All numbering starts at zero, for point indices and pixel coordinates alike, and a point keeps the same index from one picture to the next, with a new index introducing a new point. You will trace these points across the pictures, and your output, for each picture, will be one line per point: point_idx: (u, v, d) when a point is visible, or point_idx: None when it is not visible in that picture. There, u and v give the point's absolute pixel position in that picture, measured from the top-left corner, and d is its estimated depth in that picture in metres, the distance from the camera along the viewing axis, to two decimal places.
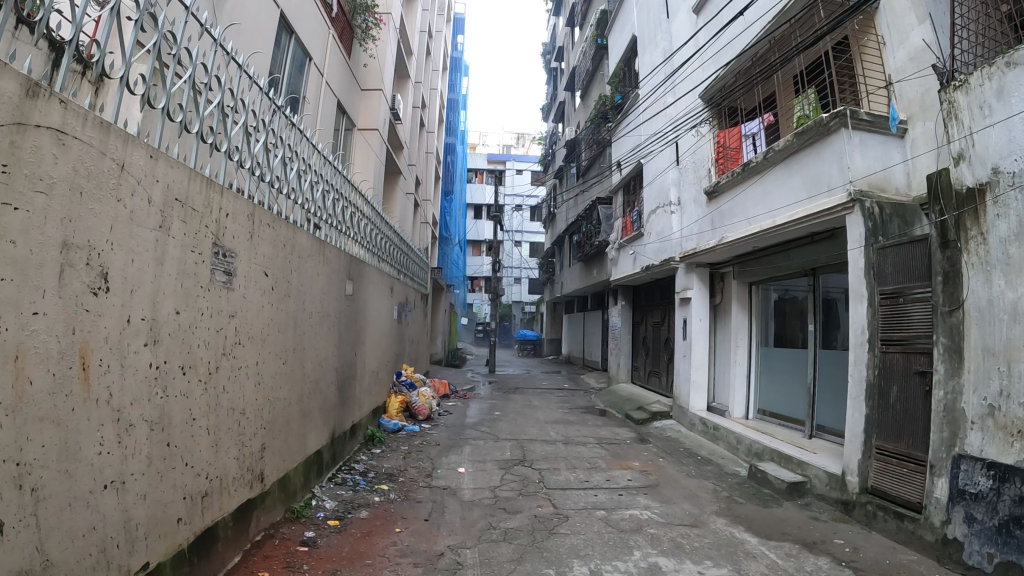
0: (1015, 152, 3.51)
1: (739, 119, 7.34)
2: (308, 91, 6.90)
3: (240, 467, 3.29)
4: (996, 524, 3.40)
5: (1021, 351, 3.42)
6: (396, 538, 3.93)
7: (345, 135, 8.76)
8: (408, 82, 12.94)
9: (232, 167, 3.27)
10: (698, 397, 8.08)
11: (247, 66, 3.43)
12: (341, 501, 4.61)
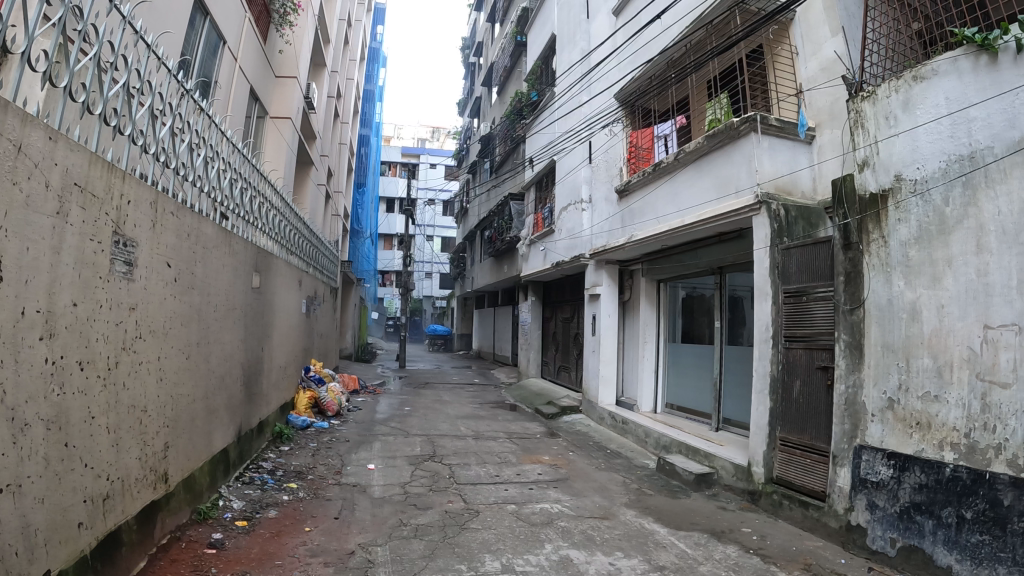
0: (918, 161, 3.75)
1: (652, 120, 7.51)
2: (221, 75, 6.63)
3: (142, 467, 3.12)
4: (897, 511, 3.64)
5: (919, 348, 3.65)
6: (306, 538, 3.83)
7: (256, 123, 8.47)
8: (324, 71, 12.61)
9: (136, 151, 3.11)
10: (608, 392, 8.26)
11: (155, 46, 3.26)
12: (248, 501, 4.46)
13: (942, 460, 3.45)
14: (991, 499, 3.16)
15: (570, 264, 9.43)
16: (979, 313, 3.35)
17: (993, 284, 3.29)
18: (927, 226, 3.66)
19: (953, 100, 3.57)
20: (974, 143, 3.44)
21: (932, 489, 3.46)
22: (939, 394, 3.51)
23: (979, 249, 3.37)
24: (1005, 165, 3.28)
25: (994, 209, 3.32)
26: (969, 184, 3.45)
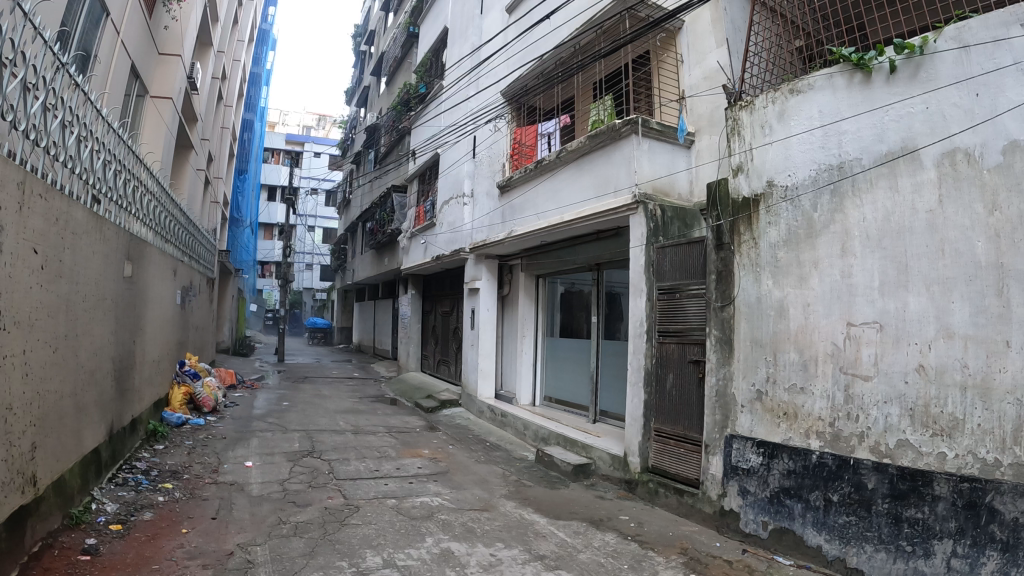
0: (789, 168, 3.99)
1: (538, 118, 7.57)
2: (101, 49, 6.13)
3: (8, 470, 2.87)
4: (768, 495, 3.87)
5: (786, 344, 3.90)
6: (183, 540, 3.65)
7: (135, 101, 7.93)
8: (211, 51, 11.98)
9: (4, 127, 2.87)
10: (486, 385, 8.39)
11: (30, 13, 3.04)
12: (122, 503, 4.19)
13: (808, 447, 3.71)
14: (856, 482, 3.44)
15: (449, 257, 9.42)
16: (843, 311, 3.62)
17: (856, 284, 3.57)
18: (795, 229, 3.91)
19: (826, 113, 3.82)
20: (843, 155, 3.70)
21: (800, 474, 3.71)
22: (805, 385, 3.77)
23: (844, 252, 3.64)
24: (872, 175, 3.56)
25: (859, 216, 3.60)
26: (837, 193, 3.71)
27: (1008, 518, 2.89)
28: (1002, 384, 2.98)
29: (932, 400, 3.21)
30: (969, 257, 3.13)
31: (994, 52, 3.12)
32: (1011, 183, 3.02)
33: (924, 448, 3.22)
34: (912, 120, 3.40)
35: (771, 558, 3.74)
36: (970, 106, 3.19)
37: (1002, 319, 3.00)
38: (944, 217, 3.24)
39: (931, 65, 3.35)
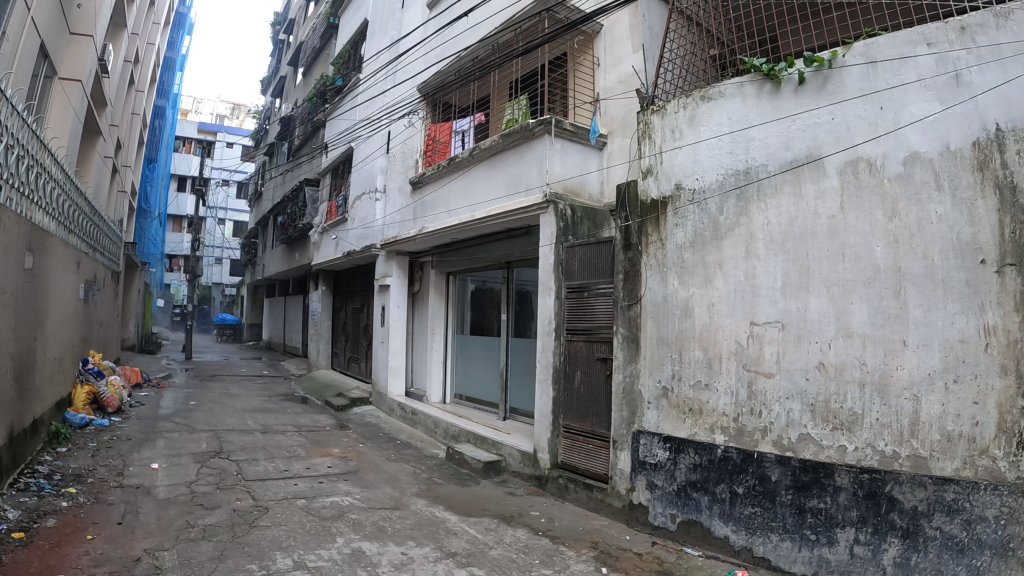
0: (697, 172, 4.12)
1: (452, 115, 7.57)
2: (10, 25, 5.68)
3: None
4: (675, 489, 3.99)
5: (690, 342, 4.03)
6: (88, 546, 3.47)
7: (42, 83, 7.47)
8: (124, 32, 11.41)
9: None
10: (396, 383, 8.31)
11: None
12: (24, 509, 3.95)
13: (713, 442, 3.84)
14: (760, 475, 3.58)
15: (360, 253, 9.27)
16: (746, 311, 3.77)
17: (760, 285, 3.72)
18: (701, 231, 4.04)
19: (734, 120, 3.94)
20: (750, 161, 3.84)
21: (705, 468, 3.84)
22: (709, 382, 3.90)
23: (748, 254, 3.79)
24: (777, 181, 3.71)
25: (763, 220, 3.75)
26: (743, 197, 3.85)
27: (907, 506, 3.08)
28: (899, 380, 3.17)
29: (832, 396, 3.38)
30: (868, 261, 3.32)
31: (899, 68, 3.31)
32: (909, 192, 3.22)
33: (825, 442, 3.39)
34: (818, 130, 3.56)
35: (680, 549, 3.84)
36: (873, 118, 3.37)
37: (898, 319, 3.20)
38: (845, 222, 3.41)
39: (838, 78, 3.51)
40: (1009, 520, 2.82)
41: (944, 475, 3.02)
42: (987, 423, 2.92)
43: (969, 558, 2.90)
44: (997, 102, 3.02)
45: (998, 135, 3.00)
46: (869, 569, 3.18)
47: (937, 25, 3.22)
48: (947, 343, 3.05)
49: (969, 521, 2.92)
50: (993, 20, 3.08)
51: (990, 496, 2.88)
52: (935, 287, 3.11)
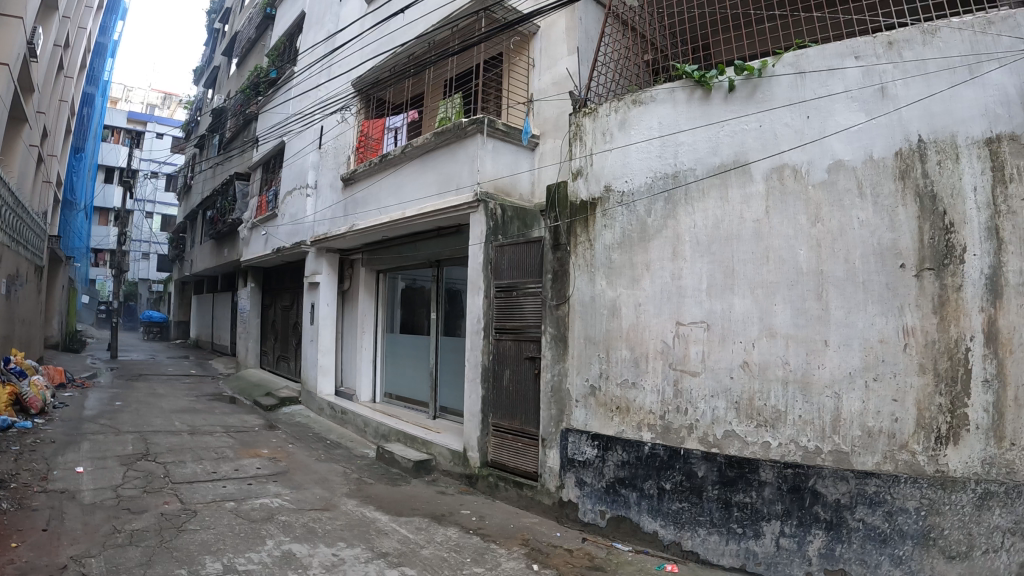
0: (626, 175, 4.19)
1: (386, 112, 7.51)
2: None
3: None
4: (604, 485, 4.05)
5: (617, 341, 4.10)
6: (10, 555, 3.31)
7: None
8: (54, 15, 10.93)
9: None
10: (326, 382, 8.19)
11: None
12: None
13: (640, 439, 3.92)
14: (686, 471, 3.67)
15: (291, 249, 9.08)
16: (672, 311, 3.86)
17: (686, 287, 3.82)
18: (628, 233, 4.12)
19: (665, 125, 4.02)
20: (679, 165, 3.93)
21: (632, 464, 3.92)
22: (637, 380, 3.99)
23: (675, 256, 3.88)
24: (704, 185, 3.80)
25: (690, 223, 3.84)
26: (671, 200, 3.94)
27: (830, 499, 3.22)
28: (821, 379, 3.31)
29: (756, 394, 3.50)
30: (792, 264, 3.44)
31: (827, 79, 3.44)
32: (833, 198, 3.35)
33: (750, 438, 3.51)
34: (745, 136, 3.67)
35: (610, 545, 3.91)
36: (800, 127, 3.50)
37: (820, 320, 3.34)
38: (770, 225, 3.53)
39: (767, 87, 3.63)
40: (928, 511, 3.01)
41: (865, 469, 3.18)
42: (905, 420, 3.10)
43: (892, 548, 3.07)
44: (920, 114, 3.18)
45: (919, 146, 3.17)
46: (794, 560, 3.30)
47: (866, 39, 3.36)
48: (867, 343, 3.20)
49: (891, 512, 3.08)
50: (919, 36, 3.23)
51: (909, 489, 3.05)
52: (856, 289, 3.25)
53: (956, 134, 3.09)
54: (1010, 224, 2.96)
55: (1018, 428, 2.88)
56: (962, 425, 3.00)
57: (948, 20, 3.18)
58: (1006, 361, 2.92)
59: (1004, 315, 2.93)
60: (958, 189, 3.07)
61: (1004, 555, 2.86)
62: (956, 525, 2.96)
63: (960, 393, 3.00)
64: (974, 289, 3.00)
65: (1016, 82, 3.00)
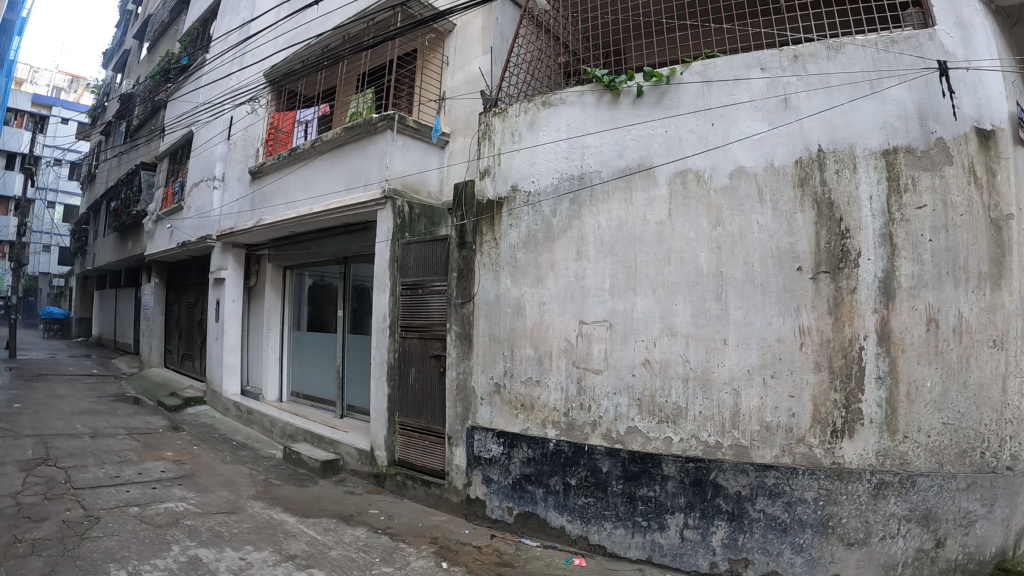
0: (533, 175, 4.21)
1: (296, 104, 7.35)
2: None
3: None
4: (510, 482, 4.09)
5: (521, 339, 4.15)
6: None
7: None
8: None
9: None
10: (231, 381, 7.92)
11: None
12: None
13: (545, 436, 3.98)
14: (591, 467, 3.76)
15: (196, 244, 8.73)
16: (575, 310, 3.94)
17: (589, 286, 3.89)
18: (533, 232, 4.16)
19: (573, 127, 4.07)
20: (585, 166, 3.99)
21: (538, 461, 3.97)
22: (541, 378, 4.04)
23: (578, 256, 3.95)
24: (609, 187, 3.88)
25: (595, 223, 3.92)
26: (576, 201, 4.00)
27: (731, 491, 3.36)
28: (720, 376, 3.45)
29: (657, 391, 3.61)
30: (692, 265, 3.57)
31: (733, 89, 3.58)
32: (734, 204, 3.50)
33: (652, 434, 3.62)
34: (651, 141, 3.77)
35: (519, 541, 3.95)
36: (704, 133, 3.62)
37: (719, 320, 3.48)
38: (672, 228, 3.65)
39: (675, 94, 3.73)
40: (826, 501, 3.18)
41: (764, 462, 3.32)
42: (802, 415, 3.27)
43: (792, 537, 3.23)
44: (821, 126, 3.36)
45: (819, 155, 3.34)
46: (698, 551, 3.42)
47: (773, 52, 3.51)
48: (765, 342, 3.36)
49: (790, 503, 3.24)
50: (824, 52, 3.41)
51: (807, 480, 3.21)
52: (755, 290, 3.40)
53: (856, 145, 3.28)
54: (904, 231, 3.18)
55: (911, 422, 3.14)
56: (857, 419, 3.19)
57: (852, 38, 3.39)
58: (899, 359, 3.16)
59: (895, 316, 3.16)
60: (855, 198, 3.26)
61: (900, 540, 3.11)
62: (854, 513, 3.15)
63: (854, 390, 3.20)
64: (868, 291, 3.20)
65: (915, 98, 3.24)
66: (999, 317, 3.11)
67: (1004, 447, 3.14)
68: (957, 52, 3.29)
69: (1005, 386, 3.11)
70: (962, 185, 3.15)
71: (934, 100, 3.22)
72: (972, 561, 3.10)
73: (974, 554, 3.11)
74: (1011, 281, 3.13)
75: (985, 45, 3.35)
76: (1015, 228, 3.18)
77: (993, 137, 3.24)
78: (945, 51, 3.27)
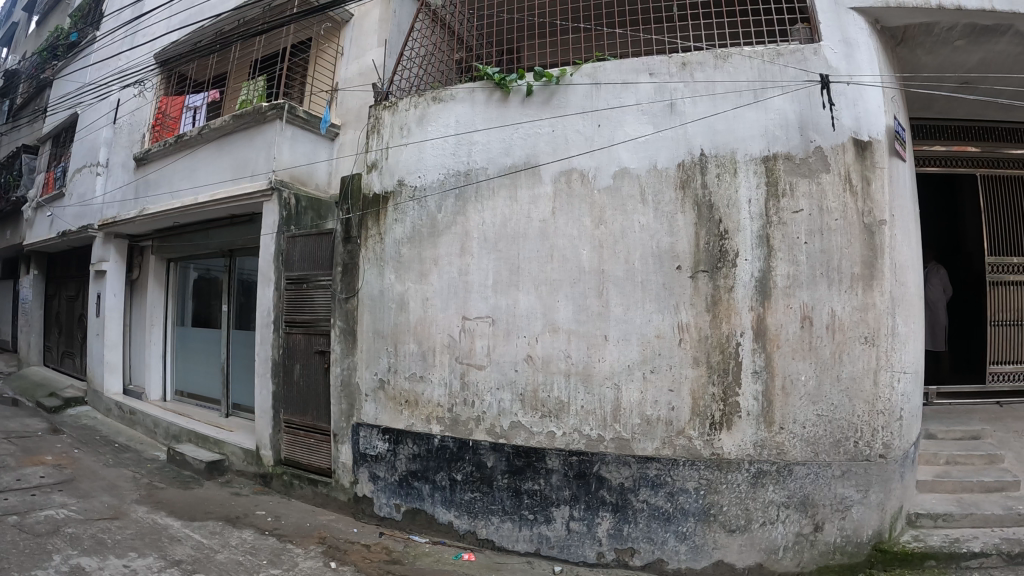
0: (419, 170, 4.15)
1: (186, 89, 7.01)
2: None
3: None
4: (397, 479, 4.06)
5: (404, 336, 4.10)
6: None
7: None
8: None
9: None
10: (113, 380, 7.46)
11: None
12: None
13: (430, 432, 3.97)
14: (476, 462, 3.78)
15: (76, 233, 8.19)
16: (457, 306, 3.94)
17: (471, 282, 3.91)
18: (418, 227, 4.11)
19: (461, 123, 4.06)
20: (471, 162, 3.99)
21: (424, 457, 3.96)
22: (424, 374, 4.01)
23: (462, 252, 3.95)
24: (494, 184, 3.90)
25: (479, 220, 3.93)
26: (461, 197, 3.99)
27: (614, 483, 3.47)
28: (601, 371, 3.55)
29: (539, 386, 3.67)
30: (574, 263, 3.65)
31: (621, 92, 3.68)
32: (616, 203, 3.60)
33: (535, 428, 3.67)
34: (538, 140, 3.82)
35: (407, 537, 3.93)
36: (590, 134, 3.71)
37: (599, 316, 3.58)
38: (555, 226, 3.72)
39: (563, 95, 3.80)
40: (706, 490, 3.34)
41: (646, 454, 3.45)
42: (681, 408, 3.41)
43: (675, 525, 3.37)
44: (704, 131, 3.50)
45: (700, 159, 3.48)
46: (584, 541, 3.52)
47: (661, 58, 3.63)
48: (644, 338, 3.48)
49: (671, 493, 3.38)
50: (711, 60, 3.56)
51: (688, 471, 3.36)
52: (635, 288, 3.52)
53: (737, 151, 3.44)
54: (780, 234, 3.36)
55: (786, 414, 3.31)
56: (734, 411, 3.35)
57: (738, 49, 3.56)
58: (774, 355, 3.33)
59: (771, 314, 3.34)
60: (734, 200, 3.42)
61: (780, 526, 3.28)
62: (734, 501, 3.32)
63: (731, 383, 3.36)
64: (744, 290, 3.37)
65: (796, 108, 3.42)
66: (871, 315, 3.26)
67: (876, 437, 3.28)
68: (841, 65, 3.48)
69: (875, 380, 3.26)
70: (837, 192, 3.34)
71: (815, 111, 3.40)
72: (849, 543, 3.28)
73: (851, 537, 3.28)
74: (883, 281, 3.27)
75: (869, 63, 3.51)
76: (888, 233, 3.32)
77: (870, 148, 3.39)
78: (828, 66, 3.47)
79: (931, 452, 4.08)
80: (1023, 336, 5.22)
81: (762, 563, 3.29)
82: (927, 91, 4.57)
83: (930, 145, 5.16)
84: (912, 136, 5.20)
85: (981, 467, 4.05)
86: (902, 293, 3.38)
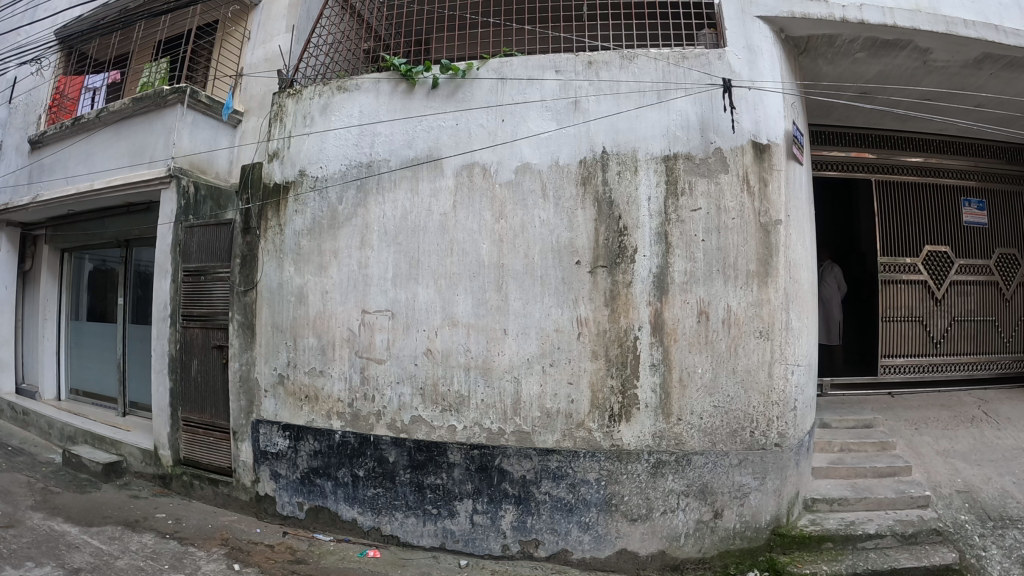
0: (321, 161, 4.06)
1: (86, 69, 6.67)
2: None
3: None
4: (298, 477, 3.98)
5: (304, 329, 4.01)
6: None
7: None
8: None
9: None
10: (5, 380, 6.93)
11: None
12: None
13: (330, 427, 3.90)
14: (378, 457, 3.75)
15: None
16: (357, 300, 3.88)
17: (371, 275, 3.86)
18: (319, 219, 4.02)
19: (364, 114, 4.00)
20: (374, 154, 3.93)
21: (325, 453, 3.90)
22: (324, 368, 3.94)
23: (362, 245, 3.89)
24: (396, 176, 3.87)
25: (379, 212, 3.88)
26: (362, 188, 3.93)
27: (517, 476, 3.52)
28: (500, 365, 3.58)
29: (439, 380, 3.67)
30: (473, 256, 3.66)
31: (526, 88, 3.71)
32: (517, 198, 3.63)
33: (436, 422, 3.67)
34: (441, 133, 3.81)
35: (311, 536, 3.86)
36: (494, 129, 3.72)
37: (498, 310, 3.60)
38: (455, 220, 3.72)
39: (469, 89, 3.79)
40: (607, 481, 3.42)
41: (547, 446, 3.50)
42: (580, 401, 3.48)
43: (578, 516, 3.44)
44: (605, 129, 3.57)
45: (602, 156, 3.55)
46: (489, 534, 3.55)
47: (567, 57, 3.68)
48: (543, 332, 3.53)
49: (573, 484, 3.45)
50: (617, 60, 3.64)
51: (588, 462, 3.43)
52: (534, 283, 3.56)
53: (638, 149, 3.53)
54: (678, 231, 3.47)
55: (684, 405, 3.42)
56: (633, 403, 3.44)
57: (644, 50, 3.65)
58: (672, 348, 3.44)
59: (668, 308, 3.45)
60: (633, 198, 3.51)
61: (680, 513, 3.39)
62: (634, 491, 3.40)
63: (629, 376, 3.45)
64: (642, 285, 3.46)
65: (696, 110, 3.54)
66: (764, 310, 3.42)
67: (771, 427, 3.43)
68: (743, 71, 3.61)
69: (770, 372, 3.42)
70: (734, 191, 3.47)
71: (715, 113, 3.52)
72: (746, 528, 3.41)
73: (749, 522, 3.42)
74: (777, 279, 3.42)
75: (770, 70, 3.66)
76: (783, 233, 3.48)
77: (768, 151, 3.53)
78: (730, 71, 3.60)
79: (826, 440, 4.32)
80: (915, 331, 5.50)
81: (665, 550, 3.39)
82: (828, 98, 4.80)
83: (829, 150, 5.45)
84: (811, 141, 5.48)
85: (873, 453, 4.29)
86: (795, 290, 3.55)
